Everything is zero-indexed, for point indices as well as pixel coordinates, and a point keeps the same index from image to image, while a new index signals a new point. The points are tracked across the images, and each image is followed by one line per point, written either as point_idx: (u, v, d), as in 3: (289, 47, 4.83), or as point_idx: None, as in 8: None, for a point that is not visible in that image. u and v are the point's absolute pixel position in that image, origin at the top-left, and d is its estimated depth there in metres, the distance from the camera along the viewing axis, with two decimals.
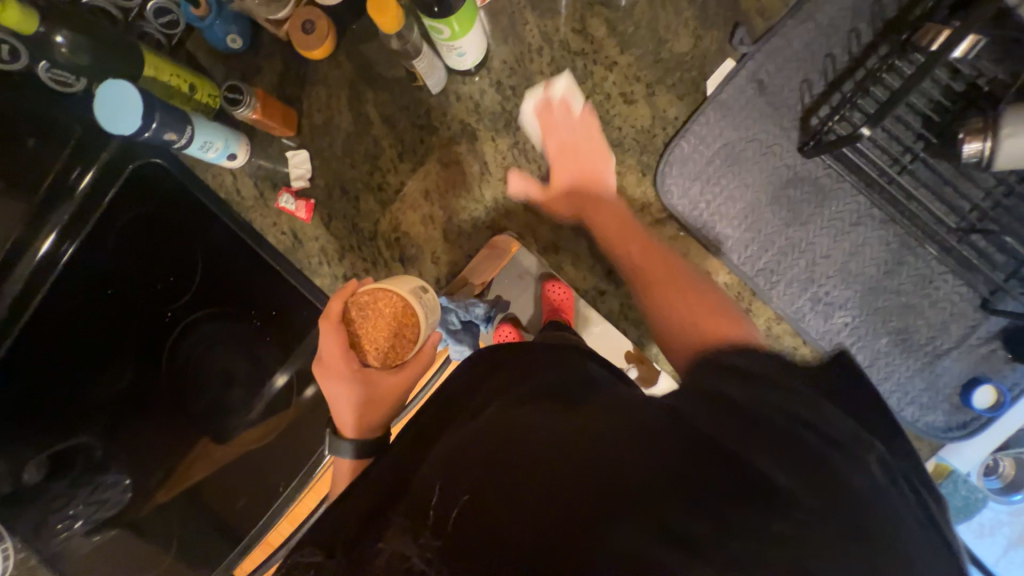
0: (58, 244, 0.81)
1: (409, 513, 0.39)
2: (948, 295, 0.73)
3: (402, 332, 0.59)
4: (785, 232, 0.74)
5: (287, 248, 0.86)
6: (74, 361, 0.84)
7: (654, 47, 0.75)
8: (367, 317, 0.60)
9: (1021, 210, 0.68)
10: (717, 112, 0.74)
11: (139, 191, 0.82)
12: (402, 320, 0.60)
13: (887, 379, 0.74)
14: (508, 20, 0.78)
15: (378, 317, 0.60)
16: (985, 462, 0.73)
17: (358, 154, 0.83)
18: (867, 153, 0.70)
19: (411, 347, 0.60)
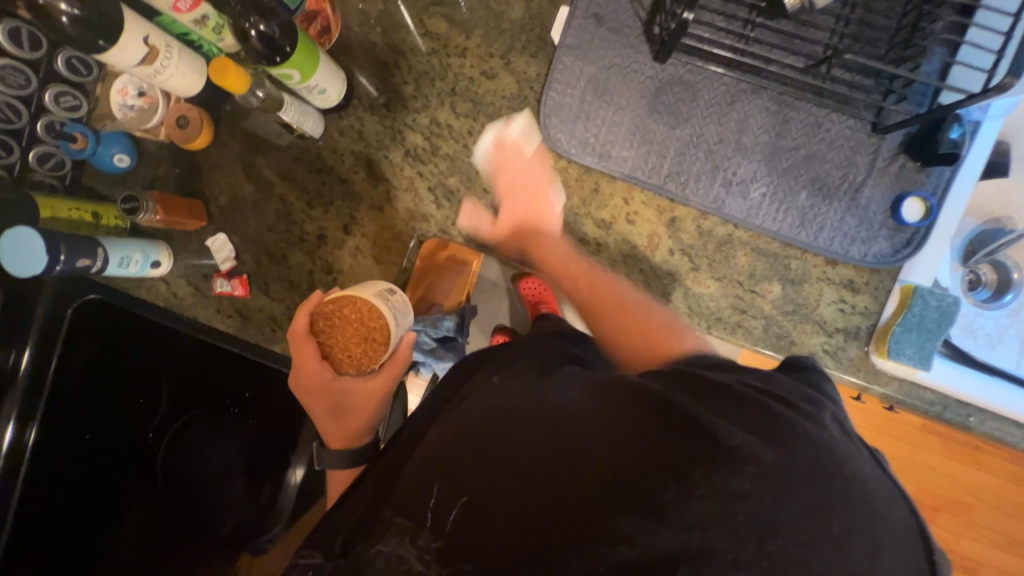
0: (20, 427, 0.69)
1: (411, 515, 0.39)
2: (846, 134, 0.75)
3: (371, 336, 0.61)
4: (674, 134, 0.78)
5: (239, 328, 0.88)
6: (71, 536, 0.72)
7: (494, 21, 0.81)
8: (338, 321, 0.61)
9: (865, 33, 0.72)
10: (570, 54, 0.78)
11: (89, 327, 0.78)
12: (370, 324, 0.61)
13: (822, 229, 0.77)
14: (357, 48, 0.83)
15: (345, 324, 0.61)
16: (966, 278, 0.98)
17: (272, 217, 0.86)
18: (711, 39, 0.75)
19: (383, 350, 0.62)
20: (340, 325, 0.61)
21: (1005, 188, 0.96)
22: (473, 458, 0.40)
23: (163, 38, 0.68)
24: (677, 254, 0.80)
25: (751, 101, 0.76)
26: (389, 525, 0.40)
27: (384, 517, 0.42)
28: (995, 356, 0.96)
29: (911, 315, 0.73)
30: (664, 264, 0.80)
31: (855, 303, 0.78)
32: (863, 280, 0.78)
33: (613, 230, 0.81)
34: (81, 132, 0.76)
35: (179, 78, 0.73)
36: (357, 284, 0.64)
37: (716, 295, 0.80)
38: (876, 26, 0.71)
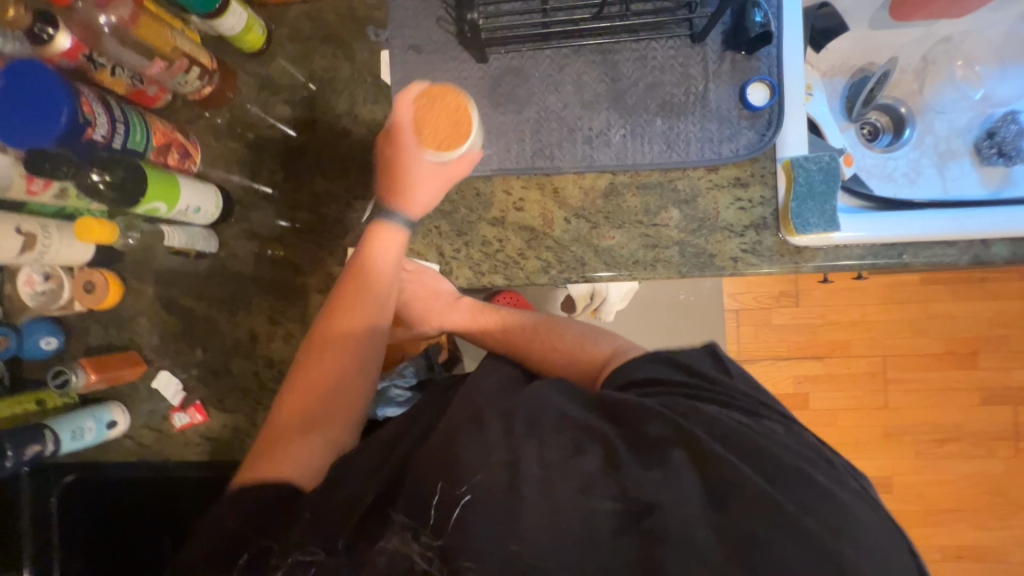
0: None
1: (409, 511, 0.46)
2: (670, 55, 0.79)
3: (460, 122, 0.69)
4: (524, 115, 0.82)
5: (210, 452, 0.89)
6: None
7: (329, 88, 0.86)
8: (432, 114, 0.69)
9: None
10: (404, 87, 0.83)
11: (83, 494, 0.85)
12: (455, 118, 0.69)
13: (689, 144, 0.79)
14: (222, 160, 0.88)
15: (444, 113, 0.69)
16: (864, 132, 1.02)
17: (203, 336, 0.89)
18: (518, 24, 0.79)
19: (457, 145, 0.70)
20: (440, 113, 0.69)
21: (855, 40, 0.99)
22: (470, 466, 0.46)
23: (36, 222, 0.72)
24: (573, 219, 0.82)
25: (577, 60, 0.80)
26: (382, 521, 0.47)
27: (371, 513, 0.48)
28: (921, 188, 0.96)
29: (799, 186, 0.76)
30: (566, 234, 0.82)
31: (751, 195, 0.80)
32: (748, 172, 0.80)
33: (508, 221, 0.83)
34: (2, 332, 0.80)
35: (68, 251, 0.77)
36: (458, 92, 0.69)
37: (623, 241, 0.81)
38: None
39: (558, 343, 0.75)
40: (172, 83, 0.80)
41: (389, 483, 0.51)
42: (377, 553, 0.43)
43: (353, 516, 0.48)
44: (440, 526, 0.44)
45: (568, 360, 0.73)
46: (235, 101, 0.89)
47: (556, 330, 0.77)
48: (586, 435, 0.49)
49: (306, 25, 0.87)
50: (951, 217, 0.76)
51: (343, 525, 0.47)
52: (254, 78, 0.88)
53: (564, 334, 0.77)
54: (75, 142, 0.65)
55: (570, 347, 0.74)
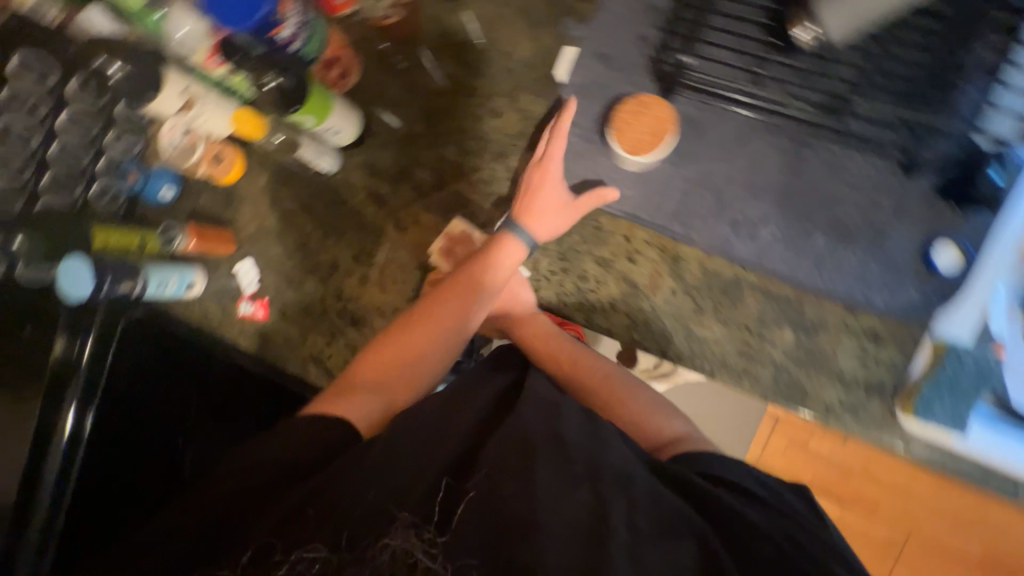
0: (79, 417, 0.70)
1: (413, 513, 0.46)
2: (866, 174, 0.71)
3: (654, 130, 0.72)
4: (682, 172, 0.76)
5: (258, 347, 0.94)
6: None
7: (502, 62, 0.83)
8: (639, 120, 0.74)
9: (892, 67, 0.67)
10: (575, 93, 0.79)
11: (134, 333, 0.80)
12: (654, 126, 0.73)
13: (840, 275, 0.72)
14: (374, 90, 0.88)
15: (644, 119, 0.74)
16: None
17: (293, 244, 0.92)
18: (721, 76, 0.72)
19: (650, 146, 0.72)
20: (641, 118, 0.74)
21: None
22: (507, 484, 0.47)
23: (203, 89, 0.74)
24: (679, 295, 0.77)
25: (762, 139, 0.74)
26: (387, 520, 0.45)
27: (380, 508, 0.46)
28: None
29: (945, 374, 0.66)
30: (666, 306, 0.77)
31: (878, 355, 0.72)
32: (889, 331, 0.71)
33: (615, 267, 0.79)
34: (134, 167, 0.87)
35: (217, 123, 0.78)
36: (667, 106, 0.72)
37: (720, 339, 0.76)
38: (906, 59, 0.66)
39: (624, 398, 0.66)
40: None
41: (420, 480, 0.49)
42: (379, 551, 0.42)
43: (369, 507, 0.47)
44: (443, 529, 0.45)
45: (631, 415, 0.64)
46: (409, 39, 0.87)
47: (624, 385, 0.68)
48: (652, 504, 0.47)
49: None
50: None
51: (353, 521, 0.46)
52: (436, 23, 0.86)
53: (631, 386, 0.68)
54: (262, 35, 0.68)
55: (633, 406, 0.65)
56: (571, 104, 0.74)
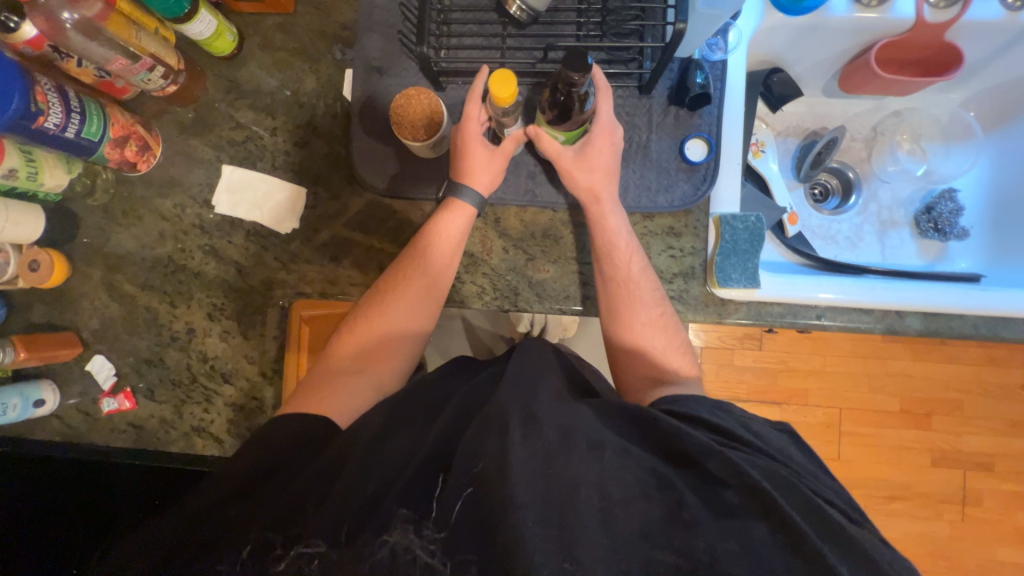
0: None
1: (411, 507, 0.52)
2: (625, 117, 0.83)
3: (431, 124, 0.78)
4: (595, 170, 0.77)
5: (134, 441, 0.89)
6: None
7: (293, 97, 0.90)
8: (421, 113, 0.78)
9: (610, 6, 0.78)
10: (362, 107, 0.86)
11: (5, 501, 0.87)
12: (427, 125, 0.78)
13: (629, 190, 0.82)
14: (183, 154, 0.91)
15: (426, 111, 0.78)
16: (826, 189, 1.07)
17: (141, 324, 0.90)
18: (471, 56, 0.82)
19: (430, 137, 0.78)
20: (425, 106, 0.78)
21: (808, 105, 1.03)
22: (496, 477, 0.51)
23: None
24: (510, 249, 0.85)
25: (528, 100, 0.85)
26: (383, 517, 0.51)
27: (374, 504, 0.53)
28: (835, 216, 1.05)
29: (726, 243, 0.79)
30: (503, 262, 0.85)
31: (682, 246, 0.82)
32: (681, 223, 0.83)
33: None
34: None
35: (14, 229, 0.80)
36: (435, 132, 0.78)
37: (555, 275, 0.84)
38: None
39: (641, 293, 0.76)
40: (134, 78, 0.81)
41: (410, 484, 0.54)
42: (380, 546, 0.50)
43: (379, 508, 0.52)
44: (441, 522, 0.51)
45: (614, 324, 0.77)
46: (200, 101, 0.91)
47: (641, 274, 0.77)
48: (613, 492, 0.51)
49: (280, 35, 0.91)
50: (915, 293, 0.80)
51: (366, 516, 0.52)
52: (222, 81, 0.91)
53: (654, 321, 0.75)
54: (24, 129, 0.70)
55: (617, 309, 0.76)
56: (538, 134, 0.76)
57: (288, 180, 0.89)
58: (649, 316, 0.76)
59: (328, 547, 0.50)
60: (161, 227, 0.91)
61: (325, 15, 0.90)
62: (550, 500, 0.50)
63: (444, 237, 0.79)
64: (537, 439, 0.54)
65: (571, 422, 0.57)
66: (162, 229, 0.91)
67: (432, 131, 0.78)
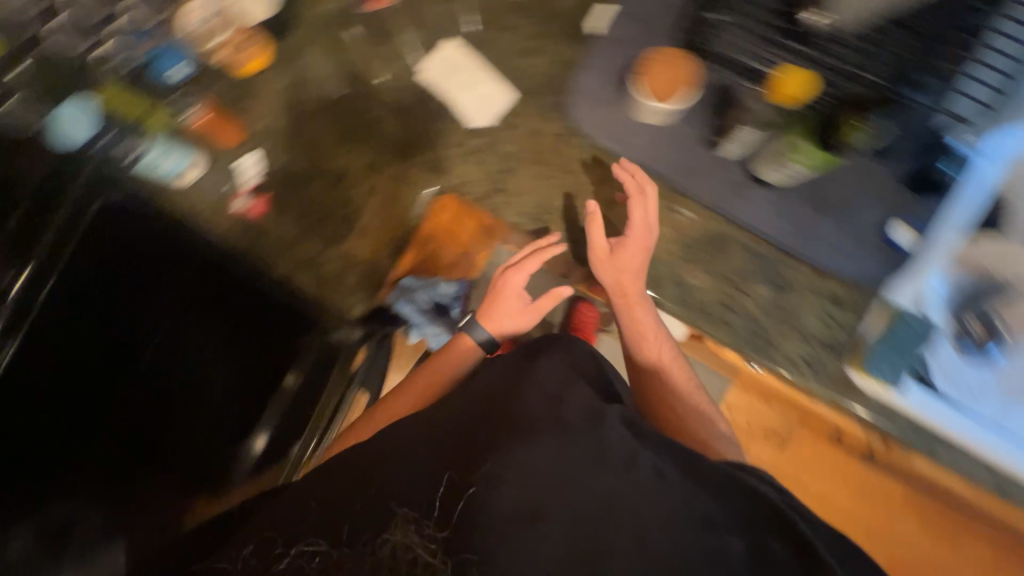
0: None
1: (411, 508, 0.60)
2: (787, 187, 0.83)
3: (678, 90, 0.80)
4: (623, 271, 0.80)
5: (248, 244, 0.91)
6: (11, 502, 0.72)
7: (541, 8, 0.89)
8: (672, 77, 0.81)
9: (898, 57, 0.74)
10: (603, 48, 0.86)
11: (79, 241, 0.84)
12: (673, 90, 0.80)
13: (814, 241, 0.81)
14: (415, 12, 0.91)
15: (679, 77, 0.80)
16: None
17: (304, 146, 0.91)
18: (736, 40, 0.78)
19: (671, 100, 0.81)
20: (680, 74, 0.80)
21: None
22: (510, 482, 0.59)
23: None
24: (672, 242, 0.84)
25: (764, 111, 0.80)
26: (387, 515, 0.59)
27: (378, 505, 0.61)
28: None
29: (895, 335, 0.76)
30: (660, 250, 0.84)
31: (838, 318, 0.80)
32: (847, 295, 0.81)
33: (619, 209, 0.85)
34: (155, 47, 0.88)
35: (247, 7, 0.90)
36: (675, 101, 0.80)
37: (703, 286, 0.83)
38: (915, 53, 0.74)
39: (676, 383, 0.80)
40: None
41: (426, 480, 0.62)
42: (383, 544, 0.56)
43: (381, 510, 0.60)
44: (445, 523, 0.58)
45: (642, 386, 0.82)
46: None
47: (676, 364, 0.82)
48: (645, 511, 0.59)
49: None
50: None
51: (371, 518, 0.60)
52: None
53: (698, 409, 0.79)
54: None
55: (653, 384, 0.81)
56: (653, 195, 0.79)
57: (498, 82, 0.89)
58: (694, 403, 0.80)
59: (325, 546, 0.59)
60: (361, 67, 0.91)
61: None
62: (574, 522, 0.57)
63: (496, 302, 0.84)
64: (552, 452, 0.61)
65: (605, 441, 0.63)
66: (362, 70, 0.91)
67: (673, 99, 0.80)
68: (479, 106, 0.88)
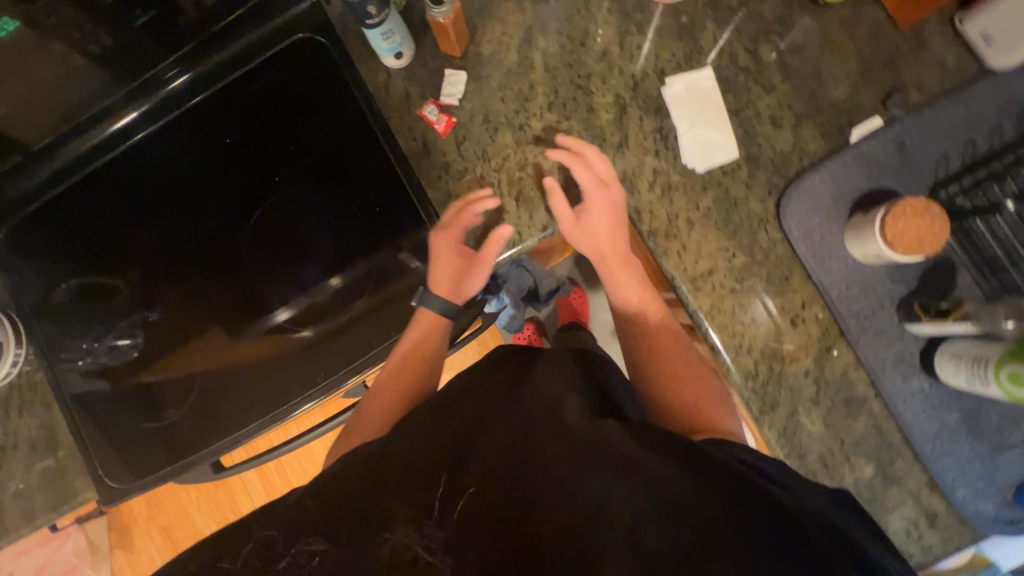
0: (137, 119, 1.01)
1: (411, 508, 0.54)
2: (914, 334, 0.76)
3: (917, 245, 0.68)
4: (593, 234, 0.82)
5: (413, 154, 0.88)
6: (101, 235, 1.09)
7: (814, 85, 0.81)
8: (917, 227, 0.68)
9: None
10: (854, 158, 0.78)
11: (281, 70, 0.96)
12: (908, 241, 0.69)
13: (947, 455, 0.75)
14: (690, 21, 0.84)
15: (925, 230, 0.68)
16: None
17: (511, 91, 0.87)
18: (1003, 230, 0.71)
19: (898, 249, 0.69)
20: (926, 228, 0.68)
21: None
22: (513, 483, 0.56)
23: None
24: (809, 378, 0.79)
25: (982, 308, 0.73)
26: (386, 511, 0.53)
27: (376, 504, 0.55)
28: None
29: None
30: (793, 379, 0.80)
31: (924, 535, 0.77)
32: (945, 521, 0.77)
33: (775, 319, 0.80)
34: None
35: None
36: (900, 252, 0.69)
37: (815, 436, 0.79)
38: None
39: (677, 369, 0.76)
40: None
41: (426, 480, 0.57)
42: (381, 544, 0.50)
43: (381, 508, 0.54)
44: (440, 523, 0.53)
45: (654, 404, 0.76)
46: (748, 3, 0.83)
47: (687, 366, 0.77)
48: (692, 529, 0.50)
49: (867, 31, 0.81)
50: None
51: (370, 515, 0.53)
52: (782, 8, 0.83)
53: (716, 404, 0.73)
54: None
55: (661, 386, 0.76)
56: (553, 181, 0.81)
57: (730, 133, 0.82)
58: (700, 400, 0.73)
59: (328, 544, 0.51)
60: (607, 47, 0.85)
61: (920, 59, 0.79)
62: (599, 519, 0.52)
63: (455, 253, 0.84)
64: (546, 445, 0.59)
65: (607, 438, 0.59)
66: (606, 49, 0.86)
67: (901, 251, 0.69)
68: (700, 146, 0.82)
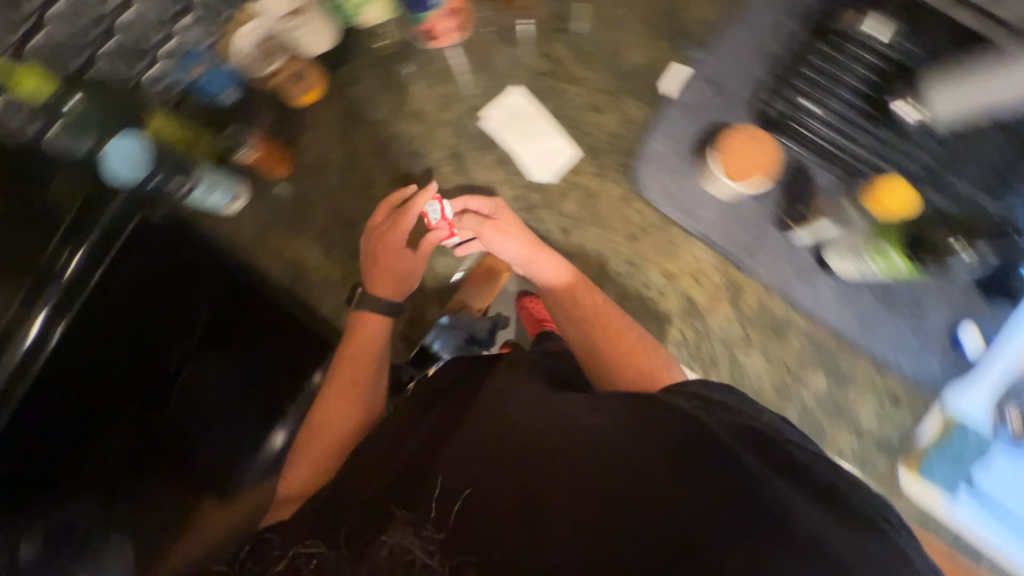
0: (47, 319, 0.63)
1: (407, 510, 0.42)
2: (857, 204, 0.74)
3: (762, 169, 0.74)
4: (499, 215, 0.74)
5: (290, 281, 0.88)
6: None
7: (612, 60, 0.84)
8: (749, 156, 0.74)
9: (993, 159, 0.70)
10: (678, 110, 0.81)
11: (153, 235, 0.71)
12: (754, 169, 0.74)
13: (878, 336, 0.78)
14: (482, 53, 0.86)
15: (758, 154, 0.74)
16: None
17: (352, 185, 0.88)
18: (820, 126, 0.76)
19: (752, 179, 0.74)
20: (757, 152, 0.74)
21: None
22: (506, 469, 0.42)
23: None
24: (733, 321, 0.81)
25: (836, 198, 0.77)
26: (384, 519, 0.42)
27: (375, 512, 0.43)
28: None
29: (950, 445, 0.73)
30: (719, 329, 0.81)
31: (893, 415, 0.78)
32: (905, 394, 0.78)
33: (680, 282, 0.82)
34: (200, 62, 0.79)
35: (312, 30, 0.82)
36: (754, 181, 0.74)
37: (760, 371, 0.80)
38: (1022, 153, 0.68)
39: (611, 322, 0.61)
40: None
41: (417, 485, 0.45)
42: (378, 546, 0.38)
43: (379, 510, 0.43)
44: (441, 523, 0.40)
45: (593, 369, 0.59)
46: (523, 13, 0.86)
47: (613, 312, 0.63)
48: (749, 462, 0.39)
49: None
50: None
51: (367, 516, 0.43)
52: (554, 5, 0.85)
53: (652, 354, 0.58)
54: None
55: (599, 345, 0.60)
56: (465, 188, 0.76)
57: (563, 135, 0.84)
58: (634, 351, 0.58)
59: (327, 545, 0.42)
60: (420, 107, 0.87)
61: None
62: (635, 492, 0.39)
63: (402, 250, 0.72)
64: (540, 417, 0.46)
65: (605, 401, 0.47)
66: (420, 108, 0.87)
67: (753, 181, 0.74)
68: (540, 159, 0.84)
